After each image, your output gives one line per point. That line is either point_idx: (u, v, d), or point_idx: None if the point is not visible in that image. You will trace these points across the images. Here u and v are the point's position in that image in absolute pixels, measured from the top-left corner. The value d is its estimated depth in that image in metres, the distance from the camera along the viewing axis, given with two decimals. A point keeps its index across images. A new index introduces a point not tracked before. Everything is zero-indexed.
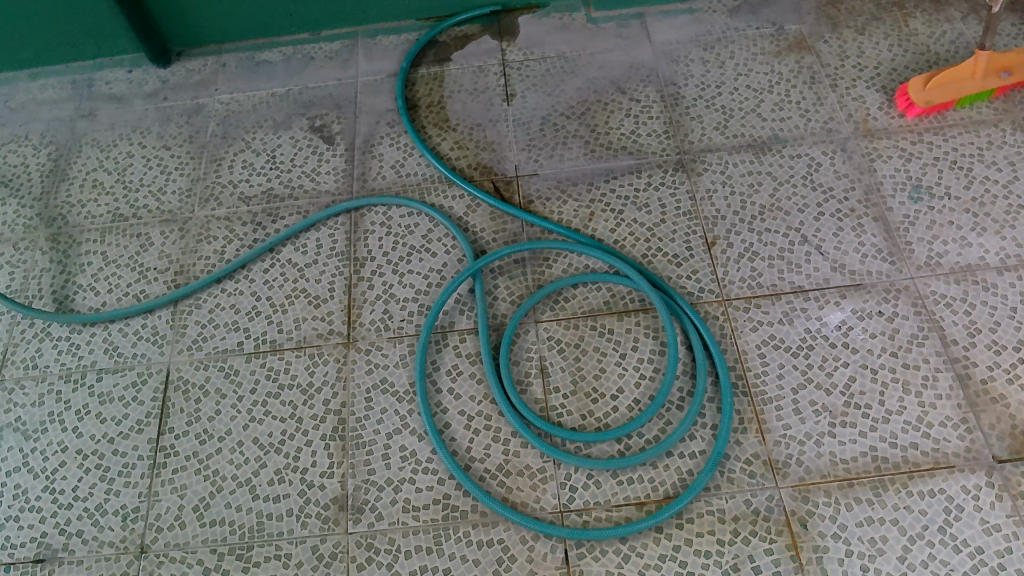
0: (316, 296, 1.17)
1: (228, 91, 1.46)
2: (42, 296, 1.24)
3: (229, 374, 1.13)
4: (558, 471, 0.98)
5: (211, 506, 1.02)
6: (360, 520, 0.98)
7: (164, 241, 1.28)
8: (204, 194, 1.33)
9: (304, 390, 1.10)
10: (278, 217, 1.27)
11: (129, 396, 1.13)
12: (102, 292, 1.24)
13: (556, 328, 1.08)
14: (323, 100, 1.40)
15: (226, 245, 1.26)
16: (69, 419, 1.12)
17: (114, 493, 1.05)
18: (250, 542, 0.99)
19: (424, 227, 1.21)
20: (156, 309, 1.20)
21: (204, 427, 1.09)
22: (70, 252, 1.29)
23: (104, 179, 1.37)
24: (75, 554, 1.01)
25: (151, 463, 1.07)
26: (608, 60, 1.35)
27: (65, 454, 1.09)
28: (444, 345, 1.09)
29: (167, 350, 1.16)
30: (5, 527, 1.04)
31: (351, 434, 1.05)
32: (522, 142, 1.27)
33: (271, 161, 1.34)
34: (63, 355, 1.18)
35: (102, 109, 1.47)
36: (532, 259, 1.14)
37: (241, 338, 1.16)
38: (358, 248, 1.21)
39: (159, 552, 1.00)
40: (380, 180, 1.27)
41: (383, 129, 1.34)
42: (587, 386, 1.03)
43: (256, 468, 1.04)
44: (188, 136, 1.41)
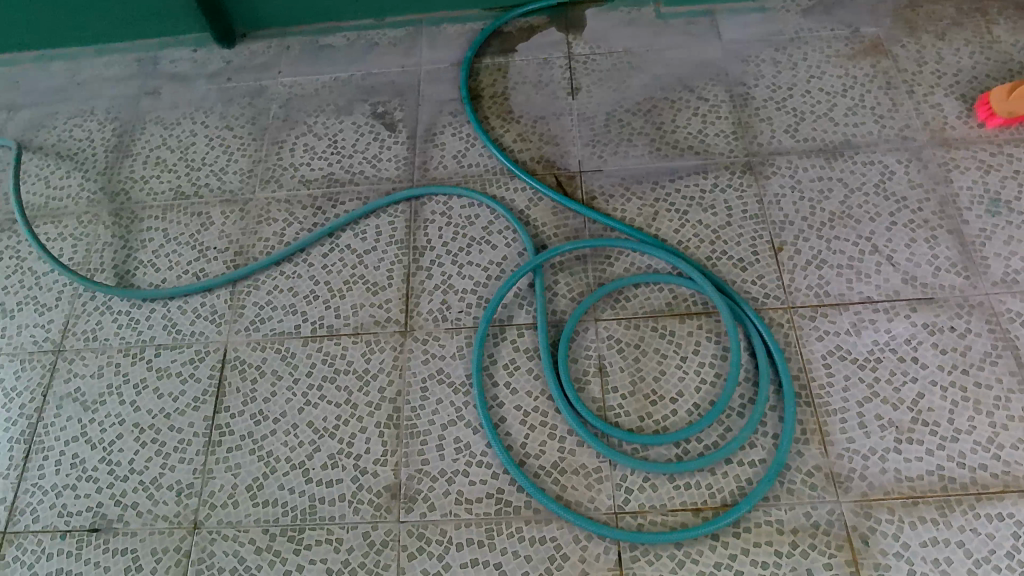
0: (373, 284, 1.17)
1: (291, 74, 1.47)
2: (104, 270, 1.30)
3: (286, 356, 1.14)
4: (613, 472, 0.97)
5: (264, 486, 1.05)
6: (412, 509, 0.99)
7: (225, 221, 1.31)
8: (265, 176, 1.34)
9: (360, 376, 1.10)
10: (338, 202, 1.28)
11: (186, 372, 1.17)
12: (161, 269, 1.28)
13: (615, 328, 1.06)
14: (386, 87, 1.40)
15: (286, 228, 1.27)
16: (127, 393, 1.17)
17: (169, 468, 1.09)
18: (303, 524, 1.01)
19: (485, 218, 1.20)
20: (214, 289, 1.24)
21: (259, 407, 1.11)
22: (132, 228, 1.35)
23: (166, 157, 1.43)
24: (129, 526, 1.06)
25: (207, 440, 1.10)
26: (675, 58, 1.33)
27: (122, 427, 1.14)
28: (502, 339, 1.08)
29: (224, 329, 1.20)
30: (63, 495, 1.10)
31: (406, 423, 1.05)
32: (585, 138, 1.25)
33: (332, 145, 1.35)
34: (124, 329, 1.24)
35: (165, 88, 1.53)
36: (594, 256, 1.13)
37: (299, 322, 1.17)
38: (417, 236, 1.21)
39: (212, 529, 1.03)
40: (441, 169, 1.27)
41: (445, 119, 1.33)
42: (645, 387, 1.01)
43: (310, 452, 1.06)
44: (250, 117, 1.43)
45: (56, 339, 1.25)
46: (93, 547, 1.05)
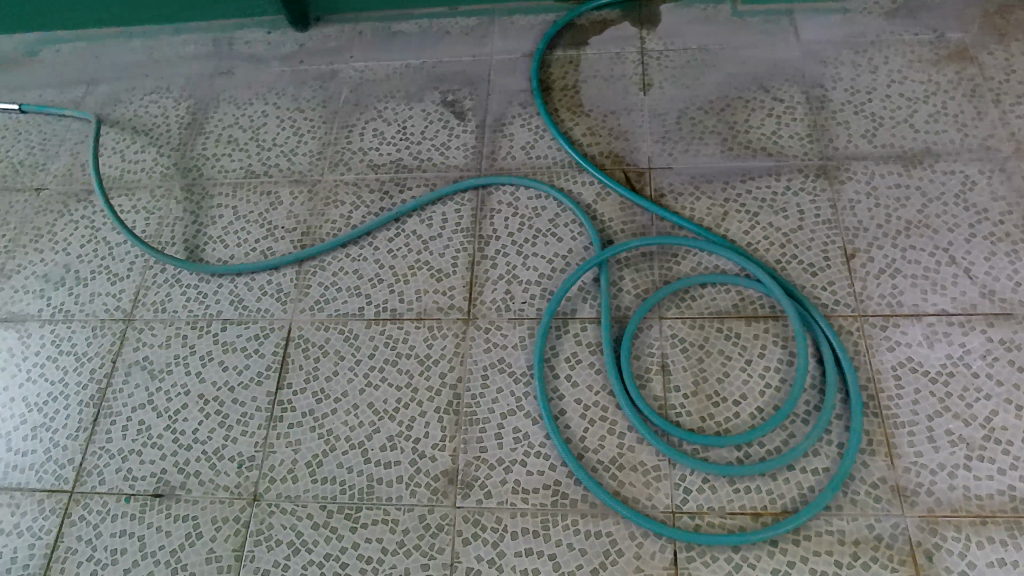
0: (438, 270, 1.18)
1: (362, 59, 1.49)
2: (175, 243, 1.34)
3: (349, 337, 1.16)
4: (672, 471, 0.97)
5: (324, 463, 1.07)
6: (468, 495, 1.00)
7: (293, 201, 1.33)
8: (334, 159, 1.36)
9: (421, 361, 1.11)
10: (405, 187, 1.29)
11: (251, 347, 1.19)
12: (230, 246, 1.31)
13: (679, 327, 1.06)
14: (457, 76, 1.41)
15: (353, 211, 1.29)
16: (194, 364, 1.20)
17: (231, 440, 1.12)
18: (360, 503, 1.03)
19: (552, 211, 1.20)
20: (281, 267, 1.26)
21: (321, 385, 1.13)
22: (203, 204, 1.38)
23: (238, 136, 1.45)
24: (191, 494, 1.09)
25: (269, 415, 1.13)
26: (751, 57, 1.31)
27: (187, 397, 1.17)
28: (564, 332, 1.09)
29: (289, 307, 1.22)
30: (128, 460, 1.14)
31: (465, 410, 1.06)
32: (656, 134, 1.24)
33: (401, 132, 1.36)
34: (192, 302, 1.27)
35: (239, 68, 1.56)
36: (660, 253, 1.12)
37: (363, 304, 1.19)
38: (483, 225, 1.21)
39: (271, 501, 1.06)
40: (509, 160, 1.27)
41: (515, 109, 1.33)
42: (708, 388, 1.01)
43: (369, 432, 1.08)
44: (322, 100, 1.45)
45: (126, 308, 1.29)
46: (155, 511, 1.08)
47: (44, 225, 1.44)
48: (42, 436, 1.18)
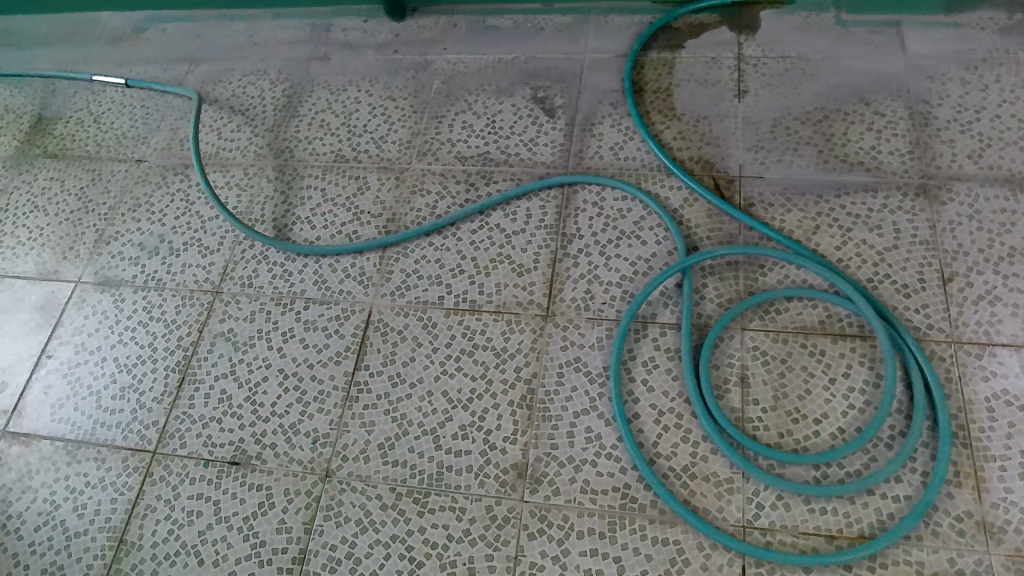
0: (519, 265, 1.19)
1: (456, 51, 1.50)
2: (264, 221, 1.38)
3: (427, 325, 1.18)
4: (746, 485, 0.95)
5: (396, 446, 1.09)
6: (536, 491, 1.01)
7: (380, 187, 1.36)
8: (422, 149, 1.38)
9: (497, 354, 1.12)
10: (491, 180, 1.30)
11: (332, 327, 1.22)
12: (317, 227, 1.35)
13: (762, 339, 1.04)
14: (549, 72, 1.41)
15: (438, 201, 1.30)
16: (276, 339, 1.24)
17: (307, 416, 1.15)
18: (429, 488, 1.04)
19: (637, 213, 1.20)
20: (365, 252, 1.29)
21: (397, 370, 1.15)
22: (293, 184, 1.42)
23: (330, 121, 1.49)
24: (266, 465, 1.12)
25: (345, 395, 1.15)
26: (853, 68, 1.27)
27: (268, 370, 1.21)
28: (643, 336, 1.08)
29: (371, 291, 1.24)
30: (209, 427, 1.18)
31: (539, 406, 1.07)
32: (749, 142, 1.22)
33: (490, 125, 1.37)
34: (277, 280, 1.31)
35: (335, 54, 1.60)
36: (746, 263, 1.10)
37: (443, 293, 1.20)
38: (567, 223, 1.21)
39: (342, 479, 1.08)
40: (597, 159, 1.27)
41: (606, 109, 1.33)
42: (788, 404, 0.99)
43: (442, 420, 1.09)
44: (414, 90, 1.48)
45: (215, 280, 1.34)
46: (231, 478, 1.12)
47: (142, 195, 1.51)
48: (130, 396, 1.24)
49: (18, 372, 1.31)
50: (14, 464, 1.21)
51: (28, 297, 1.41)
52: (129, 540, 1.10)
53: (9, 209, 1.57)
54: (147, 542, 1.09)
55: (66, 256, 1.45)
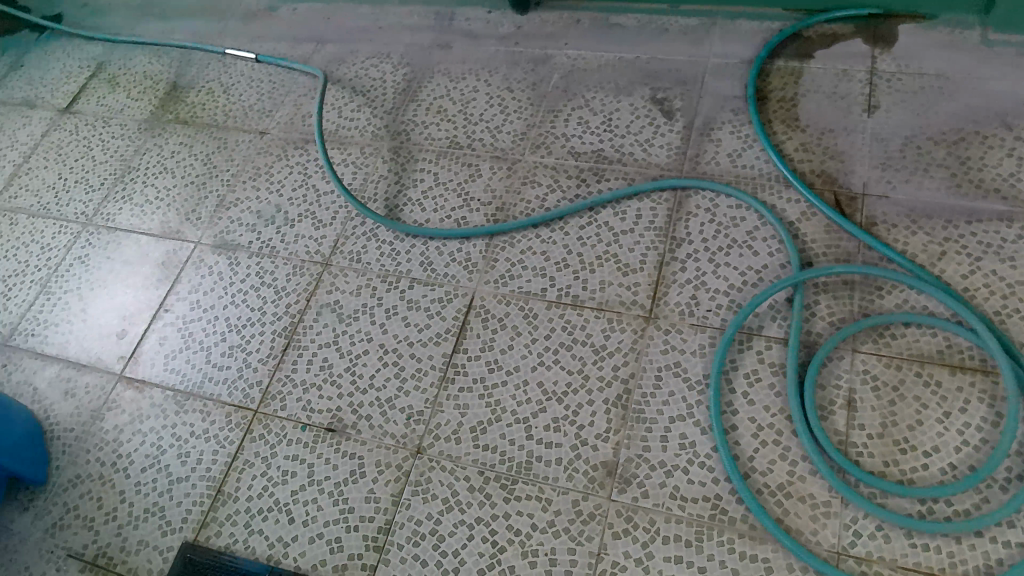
0: (625, 264, 1.19)
1: (577, 47, 1.51)
2: (377, 200, 1.42)
3: (528, 315, 1.19)
4: (844, 511, 0.92)
5: (488, 431, 1.11)
6: (625, 491, 1.01)
7: (492, 176, 1.38)
8: (536, 141, 1.40)
9: (596, 350, 1.13)
10: (603, 178, 1.30)
11: (434, 309, 1.25)
12: (427, 210, 1.38)
13: (873, 363, 1.01)
14: (670, 74, 1.40)
15: (548, 195, 1.31)
16: (379, 315, 1.28)
17: (404, 392, 1.18)
18: (517, 476, 1.06)
19: (751, 223, 1.18)
20: (472, 238, 1.31)
21: (495, 357, 1.17)
22: (407, 166, 1.46)
23: (447, 108, 1.52)
24: (361, 435, 1.16)
25: (442, 375, 1.18)
26: (997, 90, 1.21)
27: (369, 344, 1.25)
28: (747, 348, 1.06)
29: (475, 277, 1.26)
30: (309, 392, 1.22)
31: (634, 407, 1.06)
32: (876, 159, 1.18)
33: (606, 123, 1.37)
34: (385, 257, 1.34)
35: (457, 43, 1.62)
36: (863, 283, 1.07)
37: (545, 285, 1.21)
38: (677, 227, 1.21)
39: (433, 457, 1.11)
40: (713, 165, 1.25)
41: (726, 115, 1.31)
42: (897, 433, 0.95)
43: (536, 410, 1.10)
44: (532, 83, 1.49)
45: (326, 253, 1.39)
46: (327, 444, 1.16)
47: (263, 166, 1.57)
48: (238, 356, 1.30)
49: (137, 322, 1.40)
50: (128, 407, 1.29)
51: (151, 253, 1.50)
52: (226, 491, 1.16)
53: (141, 169, 1.67)
54: (242, 495, 1.14)
55: (189, 217, 1.53)
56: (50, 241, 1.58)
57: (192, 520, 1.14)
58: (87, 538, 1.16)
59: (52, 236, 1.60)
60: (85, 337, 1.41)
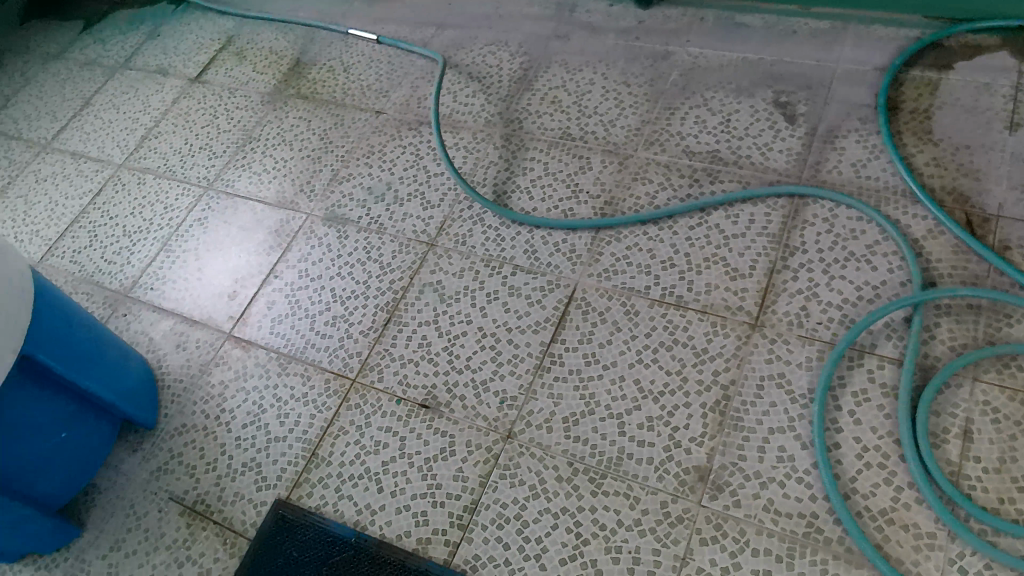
0: (734, 269, 1.17)
1: (699, 45, 1.48)
2: (486, 185, 1.44)
3: (629, 311, 1.19)
4: (949, 545, 0.88)
5: (580, 423, 1.11)
6: (716, 498, 0.99)
7: (602, 169, 1.38)
8: (650, 138, 1.38)
9: (697, 353, 1.11)
10: (717, 179, 1.28)
11: (535, 297, 1.26)
12: (534, 198, 1.39)
13: (995, 394, 0.96)
14: (796, 78, 1.36)
15: (659, 192, 1.30)
16: (480, 299, 1.29)
17: (499, 376, 1.19)
18: (606, 471, 1.06)
19: (871, 236, 1.14)
20: (577, 230, 1.31)
21: (593, 350, 1.17)
22: (518, 154, 1.47)
23: (562, 98, 1.52)
24: (453, 414, 1.18)
25: (538, 363, 1.19)
26: None
27: (468, 326, 1.27)
28: (857, 365, 1.03)
29: (578, 269, 1.27)
30: (407, 367, 1.26)
31: (732, 414, 1.05)
32: (1014, 180, 1.12)
33: (724, 124, 1.35)
34: (490, 242, 1.36)
35: (576, 35, 1.62)
36: (990, 310, 1.02)
37: (649, 283, 1.21)
38: (792, 235, 1.18)
39: (523, 443, 1.12)
40: (834, 174, 1.22)
41: (853, 124, 1.27)
42: (1015, 470, 0.91)
43: (630, 407, 1.10)
44: (650, 79, 1.47)
45: (432, 233, 1.41)
46: (419, 420, 1.19)
47: (377, 144, 1.62)
48: (341, 326, 1.34)
49: (248, 285, 1.46)
50: (234, 365, 1.35)
51: (266, 220, 1.57)
52: (320, 454, 1.20)
53: (261, 139, 1.74)
54: (335, 460, 1.19)
55: (303, 189, 1.59)
56: (174, 202, 1.68)
57: (286, 479, 1.19)
58: (188, 484, 1.22)
59: (176, 197, 1.69)
60: (199, 295, 1.48)
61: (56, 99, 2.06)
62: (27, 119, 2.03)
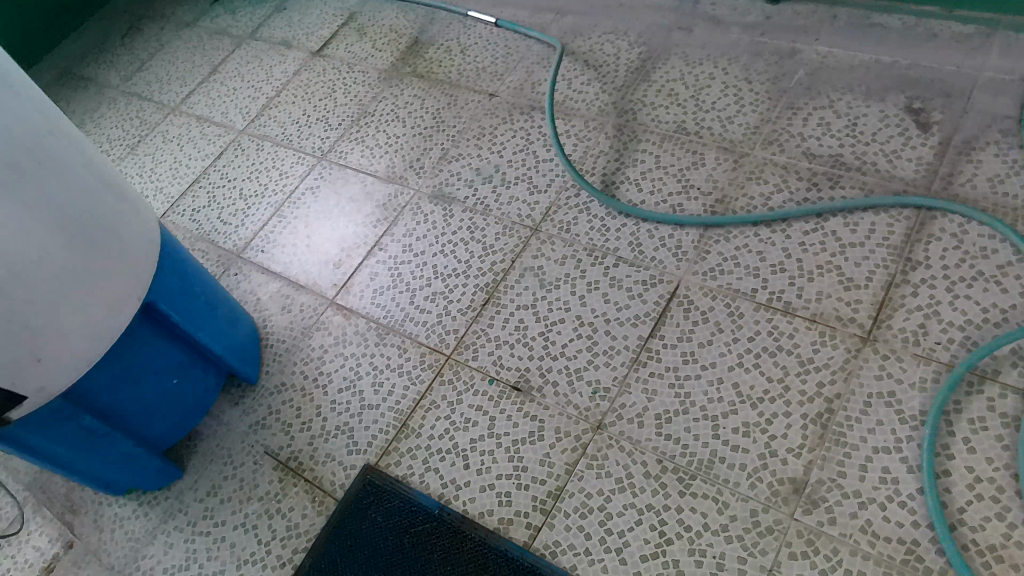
0: (849, 280, 1.13)
1: (829, 44, 1.43)
2: (594, 173, 1.43)
3: (734, 313, 1.16)
4: None
5: (673, 421, 1.10)
6: (810, 513, 0.96)
7: (716, 166, 1.35)
8: (769, 137, 1.34)
9: (802, 362, 1.08)
10: (838, 184, 1.24)
11: (636, 290, 1.25)
12: (643, 191, 1.37)
13: None
14: (933, 84, 1.29)
15: (774, 194, 1.27)
16: (580, 287, 1.29)
17: (593, 366, 1.19)
18: (696, 473, 1.04)
19: (1003, 256, 1.08)
20: (685, 226, 1.29)
21: (692, 349, 1.15)
22: (629, 145, 1.45)
23: (679, 91, 1.49)
24: (545, 399, 1.18)
25: (634, 357, 1.18)
26: None
27: (566, 313, 1.27)
28: (976, 391, 0.98)
29: (683, 266, 1.25)
30: (502, 348, 1.27)
31: (834, 429, 1.01)
32: None
33: (850, 127, 1.30)
34: (594, 232, 1.35)
35: (699, 27, 1.59)
36: None
37: (757, 286, 1.18)
38: (915, 248, 1.13)
39: (613, 435, 1.11)
40: (968, 188, 1.16)
41: (993, 135, 1.20)
42: None
43: (726, 410, 1.08)
44: (773, 76, 1.43)
45: (536, 219, 1.42)
46: (510, 402, 1.20)
47: (488, 126, 1.63)
48: (440, 302, 1.37)
49: (353, 255, 1.51)
50: (335, 331, 1.40)
51: (374, 193, 1.61)
52: (410, 426, 1.23)
53: (375, 115, 1.78)
54: (425, 432, 1.21)
55: (412, 165, 1.62)
56: (288, 170, 1.74)
57: (376, 446, 1.22)
58: (283, 441, 1.27)
59: (291, 166, 1.75)
60: (306, 261, 1.54)
61: (186, 65, 2.17)
62: (160, 83, 2.15)
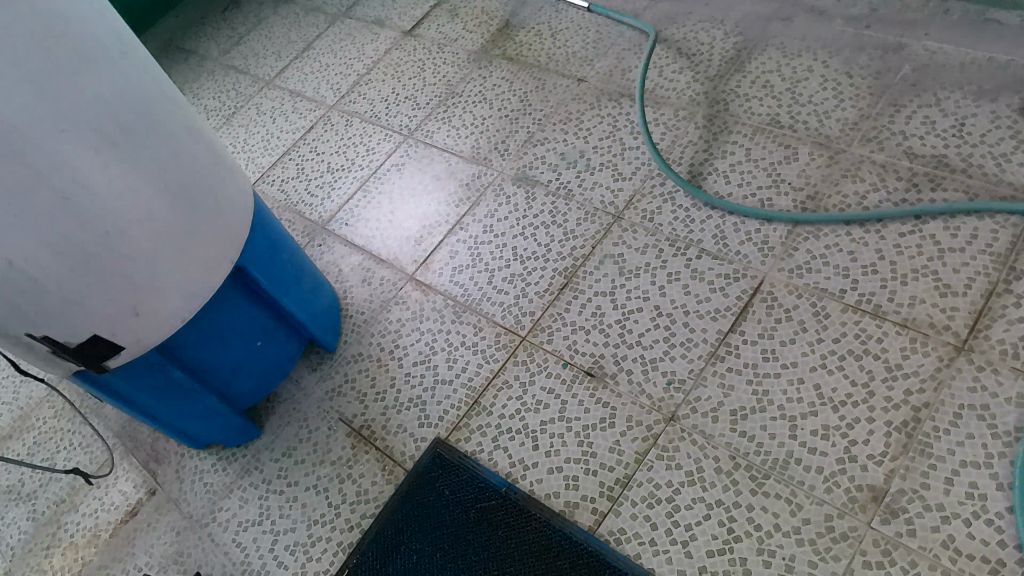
0: (946, 286, 1.09)
1: (939, 40, 1.36)
2: (681, 163, 1.41)
3: (819, 313, 1.13)
4: None
5: (748, 419, 1.08)
6: (888, 522, 0.93)
7: (809, 161, 1.31)
8: (868, 134, 1.30)
9: (889, 368, 1.05)
10: (940, 187, 1.19)
11: (718, 284, 1.23)
12: (731, 183, 1.34)
13: None
14: None
15: (870, 193, 1.23)
16: (660, 277, 1.28)
17: (670, 357, 1.18)
18: (769, 472, 1.02)
19: None
20: (774, 221, 1.26)
21: (773, 346, 1.13)
22: (719, 136, 1.43)
23: (774, 83, 1.46)
24: (618, 387, 1.18)
25: (712, 351, 1.16)
26: None
27: (644, 303, 1.26)
28: None
29: (769, 262, 1.22)
30: (577, 333, 1.27)
31: (920, 439, 0.98)
32: None
33: (957, 128, 1.24)
34: (678, 222, 1.33)
35: (800, 18, 1.54)
36: None
37: (846, 287, 1.14)
38: (1020, 257, 1.08)
39: (685, 428, 1.10)
40: None
41: None
42: None
43: (806, 412, 1.05)
44: (876, 72, 1.38)
45: (619, 206, 1.41)
46: (583, 387, 1.20)
47: (575, 111, 1.62)
48: (518, 283, 1.38)
49: (435, 232, 1.53)
50: (414, 306, 1.42)
51: (458, 173, 1.63)
52: (482, 403, 1.24)
53: (462, 95, 1.80)
54: (496, 411, 1.22)
55: (497, 147, 1.63)
56: (375, 147, 1.78)
57: (447, 421, 1.24)
58: (358, 409, 1.31)
59: (377, 142, 1.79)
60: (389, 236, 1.57)
61: (282, 40, 2.23)
62: (256, 57, 2.21)
